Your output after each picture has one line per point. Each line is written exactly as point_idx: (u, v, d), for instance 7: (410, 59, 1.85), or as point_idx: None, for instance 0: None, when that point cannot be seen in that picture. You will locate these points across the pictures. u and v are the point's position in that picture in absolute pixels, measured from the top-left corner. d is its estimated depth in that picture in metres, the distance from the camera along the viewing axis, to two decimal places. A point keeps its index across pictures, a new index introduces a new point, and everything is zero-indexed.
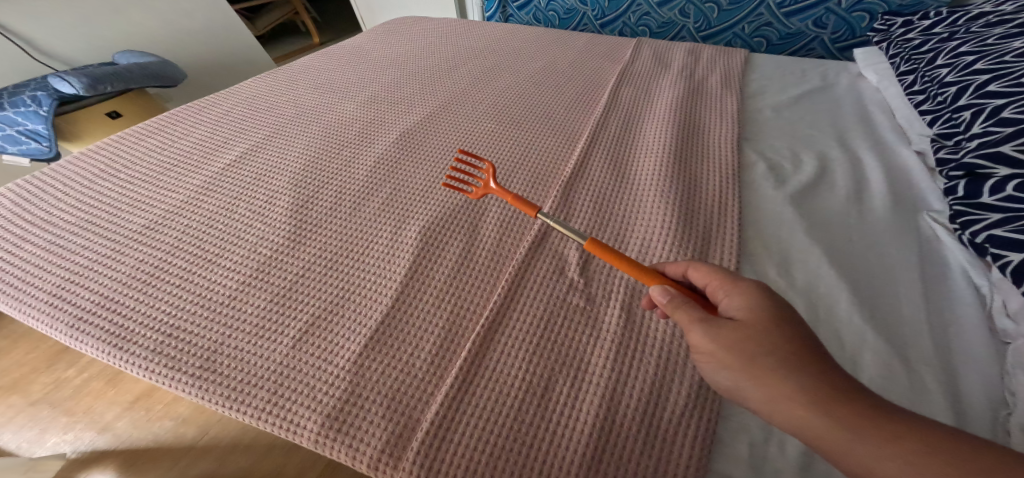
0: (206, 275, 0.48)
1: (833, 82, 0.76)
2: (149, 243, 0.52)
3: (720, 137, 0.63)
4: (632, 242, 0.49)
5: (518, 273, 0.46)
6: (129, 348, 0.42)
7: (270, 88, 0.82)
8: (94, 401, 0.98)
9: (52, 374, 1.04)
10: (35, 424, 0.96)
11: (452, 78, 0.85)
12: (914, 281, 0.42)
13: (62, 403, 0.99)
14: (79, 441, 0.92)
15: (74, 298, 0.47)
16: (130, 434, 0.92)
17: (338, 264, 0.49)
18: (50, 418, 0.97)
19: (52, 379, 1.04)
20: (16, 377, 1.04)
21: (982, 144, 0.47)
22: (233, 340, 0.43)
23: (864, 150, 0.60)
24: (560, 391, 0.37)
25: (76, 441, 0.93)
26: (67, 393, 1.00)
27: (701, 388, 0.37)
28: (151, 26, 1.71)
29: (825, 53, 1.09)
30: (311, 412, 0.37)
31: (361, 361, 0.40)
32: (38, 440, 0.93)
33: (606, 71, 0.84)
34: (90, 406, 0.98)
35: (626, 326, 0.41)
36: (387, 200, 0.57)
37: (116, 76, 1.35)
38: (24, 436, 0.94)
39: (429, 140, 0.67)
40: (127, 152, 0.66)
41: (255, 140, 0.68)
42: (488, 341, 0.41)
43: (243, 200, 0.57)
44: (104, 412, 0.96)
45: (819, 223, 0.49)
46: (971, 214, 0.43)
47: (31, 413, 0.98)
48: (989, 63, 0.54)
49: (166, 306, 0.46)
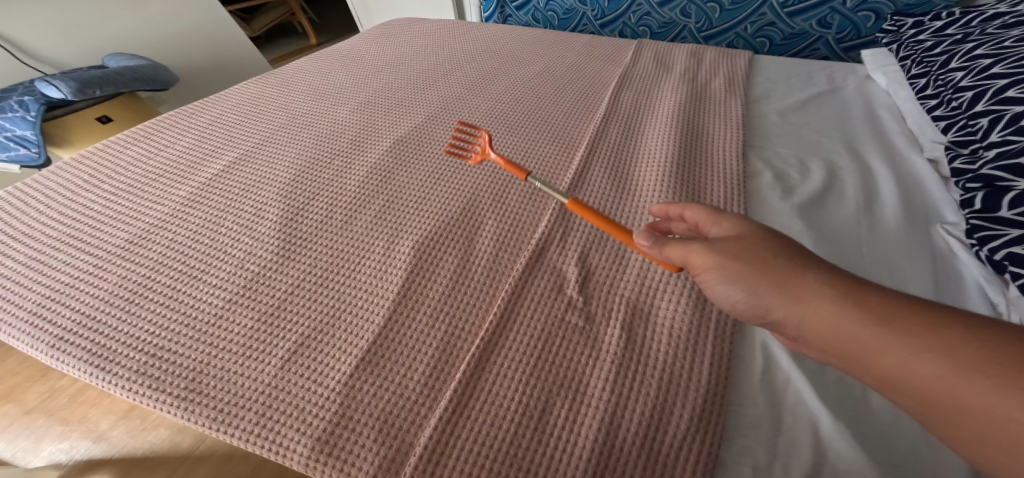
0: (190, 293, 0.47)
1: (841, 85, 0.74)
2: (133, 258, 0.50)
3: (725, 145, 0.61)
4: (634, 256, 0.47)
5: (516, 290, 0.45)
6: (111, 369, 0.41)
7: (262, 93, 0.81)
8: (90, 410, 0.97)
9: (47, 383, 1.03)
10: (30, 433, 0.94)
11: (447, 82, 0.83)
12: (928, 298, 0.40)
13: (57, 411, 0.97)
14: (74, 450, 0.91)
15: (55, 316, 0.45)
16: (125, 443, 0.91)
17: (328, 281, 0.47)
18: (45, 427, 0.95)
19: (48, 387, 1.02)
20: (10, 385, 1.03)
21: (1002, 154, 0.46)
22: (218, 360, 0.41)
23: (874, 158, 0.58)
24: (557, 414, 0.35)
25: (71, 450, 0.91)
26: (63, 401, 0.99)
27: (705, 409, 0.34)
28: (143, 28, 1.69)
29: (830, 54, 1.07)
30: (298, 436, 0.35)
31: (352, 382, 0.38)
32: (33, 449, 0.92)
33: (605, 74, 0.82)
34: (85, 415, 0.96)
35: (626, 346, 0.39)
36: (380, 212, 0.55)
37: (104, 80, 1.34)
38: (20, 444, 0.93)
39: (425, 148, 0.66)
40: (112, 161, 0.65)
41: (244, 148, 0.66)
42: (484, 362, 0.39)
43: (231, 213, 0.56)
44: (100, 421, 0.95)
45: (829, 236, 0.47)
46: (989, 229, 0.41)
47: (26, 422, 0.96)
48: (1007, 67, 0.52)
49: (149, 324, 0.44)
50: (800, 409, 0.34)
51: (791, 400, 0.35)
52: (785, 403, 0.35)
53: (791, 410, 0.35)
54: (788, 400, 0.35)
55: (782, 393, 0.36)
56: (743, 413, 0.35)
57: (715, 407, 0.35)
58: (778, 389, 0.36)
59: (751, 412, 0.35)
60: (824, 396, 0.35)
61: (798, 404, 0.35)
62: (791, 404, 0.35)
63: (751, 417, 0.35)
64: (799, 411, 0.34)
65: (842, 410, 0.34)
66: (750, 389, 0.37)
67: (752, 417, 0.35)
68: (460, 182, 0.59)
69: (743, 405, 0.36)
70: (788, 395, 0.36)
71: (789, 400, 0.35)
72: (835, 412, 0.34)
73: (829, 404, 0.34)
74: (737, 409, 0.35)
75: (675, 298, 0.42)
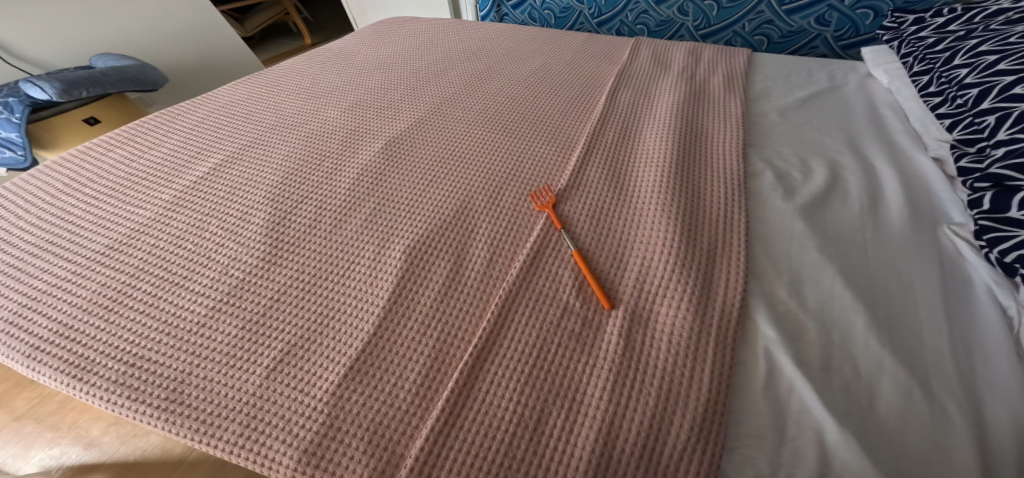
0: (173, 300, 0.45)
1: (841, 83, 0.72)
2: (114, 264, 0.49)
3: (724, 145, 0.60)
4: (632, 259, 0.46)
5: (510, 295, 0.43)
6: (89, 380, 0.39)
7: (251, 94, 0.79)
8: (80, 416, 0.95)
9: (36, 389, 1.00)
10: (20, 439, 0.92)
11: (440, 81, 0.81)
12: (934, 301, 0.39)
13: (47, 418, 0.95)
14: (65, 456, 0.89)
15: (32, 325, 0.44)
16: (116, 449, 0.89)
17: (317, 287, 0.46)
18: (35, 433, 0.93)
19: (37, 393, 1.00)
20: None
21: (1010, 153, 0.45)
22: (201, 369, 0.39)
23: (875, 157, 0.56)
24: (553, 424, 0.34)
25: (62, 456, 0.89)
26: (53, 407, 0.96)
27: (706, 418, 0.33)
28: (131, 28, 1.67)
29: (828, 52, 1.06)
30: (284, 448, 0.34)
31: (340, 392, 0.37)
32: (23, 455, 0.89)
33: (601, 73, 0.81)
34: (75, 421, 0.94)
35: (624, 353, 0.38)
36: (370, 215, 0.53)
37: (91, 81, 1.33)
38: (8, 451, 0.91)
39: (417, 149, 0.64)
40: (94, 164, 0.63)
41: (230, 151, 0.65)
42: (477, 370, 0.38)
43: (215, 217, 0.54)
44: (91, 427, 0.92)
45: (831, 238, 0.46)
46: (999, 229, 0.41)
47: (15, 428, 0.94)
48: (1013, 63, 0.51)
49: (128, 333, 0.42)
50: (805, 418, 0.33)
51: (795, 408, 0.33)
52: (788, 411, 0.33)
53: (795, 419, 0.33)
54: (792, 408, 0.33)
55: (785, 400, 0.34)
56: (745, 422, 0.33)
57: (717, 416, 0.33)
58: (781, 396, 0.34)
59: (753, 421, 0.33)
60: (829, 403, 0.33)
61: (803, 412, 0.33)
62: (796, 412, 0.33)
63: (753, 427, 0.33)
64: (804, 420, 0.33)
65: (847, 418, 0.32)
66: (752, 397, 0.35)
67: (755, 426, 0.33)
68: (453, 184, 0.58)
69: (745, 414, 0.34)
70: (792, 403, 0.34)
71: (793, 408, 0.33)
72: (841, 421, 0.32)
73: (835, 412, 0.32)
74: (738, 418, 0.34)
75: (675, 301, 0.41)
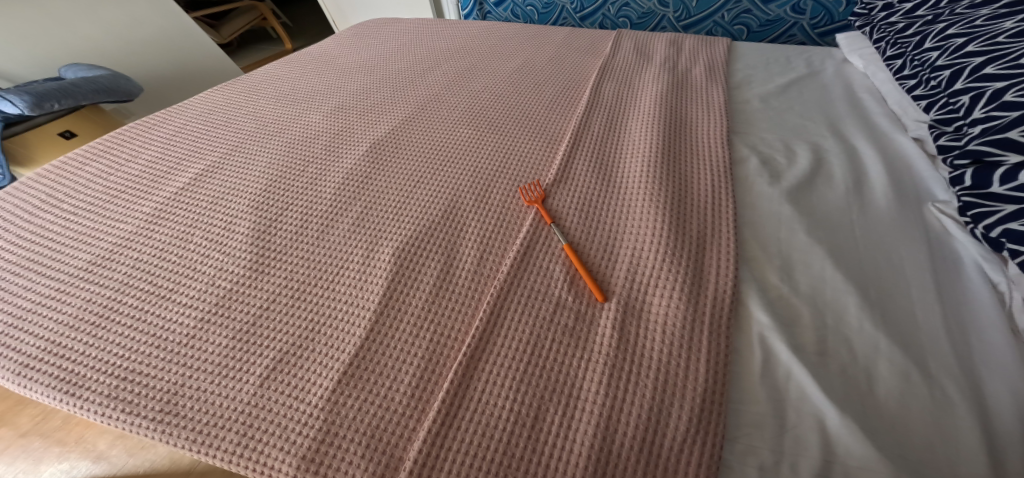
0: (159, 313, 0.44)
1: (820, 69, 0.73)
2: (99, 279, 0.47)
3: (708, 134, 0.60)
4: (623, 252, 0.46)
5: (502, 294, 0.42)
6: (81, 395, 0.38)
7: (229, 100, 0.77)
8: (86, 429, 0.91)
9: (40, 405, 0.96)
10: (27, 455, 0.88)
11: (424, 81, 0.81)
12: (925, 282, 0.40)
13: (53, 433, 0.91)
14: (76, 470, 0.86)
15: (19, 344, 0.42)
16: (126, 461, 0.86)
17: (305, 295, 0.45)
18: (42, 448, 0.89)
19: (41, 408, 0.96)
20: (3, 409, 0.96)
21: (987, 130, 0.46)
22: (194, 380, 0.38)
23: (859, 140, 0.57)
24: (555, 420, 0.33)
25: (72, 470, 0.86)
26: (57, 422, 0.93)
27: (704, 409, 0.33)
28: (100, 37, 1.64)
29: (806, 40, 1.07)
30: (283, 455, 0.33)
31: (336, 397, 0.36)
32: (33, 471, 0.86)
33: (583, 66, 0.81)
34: (82, 434, 0.90)
35: (619, 347, 0.37)
36: (358, 219, 0.53)
37: (63, 93, 1.30)
38: (17, 468, 0.87)
39: (403, 151, 0.63)
40: (71, 179, 0.61)
41: (210, 161, 0.63)
42: (473, 369, 0.37)
43: (198, 228, 0.53)
44: (97, 440, 0.89)
45: (819, 222, 0.46)
46: (981, 205, 0.42)
47: (23, 444, 0.90)
48: (982, 44, 0.52)
49: (117, 347, 0.41)
50: (804, 405, 0.33)
51: (793, 395, 0.33)
52: (787, 398, 0.33)
53: (794, 406, 0.33)
54: (791, 396, 0.33)
55: (783, 388, 0.34)
56: (745, 411, 0.33)
57: (715, 406, 0.33)
58: (779, 382, 0.34)
59: (752, 409, 0.33)
60: (827, 389, 0.33)
61: (803, 399, 0.33)
62: (794, 399, 0.33)
63: (752, 415, 0.33)
64: (804, 407, 0.33)
65: (848, 404, 0.32)
66: (751, 385, 0.35)
67: (754, 415, 0.33)
68: (440, 183, 0.57)
69: (744, 403, 0.34)
70: (791, 391, 0.34)
71: (792, 395, 0.33)
72: (841, 407, 0.32)
73: (835, 398, 0.32)
74: (737, 407, 0.34)
75: (667, 293, 0.41)
